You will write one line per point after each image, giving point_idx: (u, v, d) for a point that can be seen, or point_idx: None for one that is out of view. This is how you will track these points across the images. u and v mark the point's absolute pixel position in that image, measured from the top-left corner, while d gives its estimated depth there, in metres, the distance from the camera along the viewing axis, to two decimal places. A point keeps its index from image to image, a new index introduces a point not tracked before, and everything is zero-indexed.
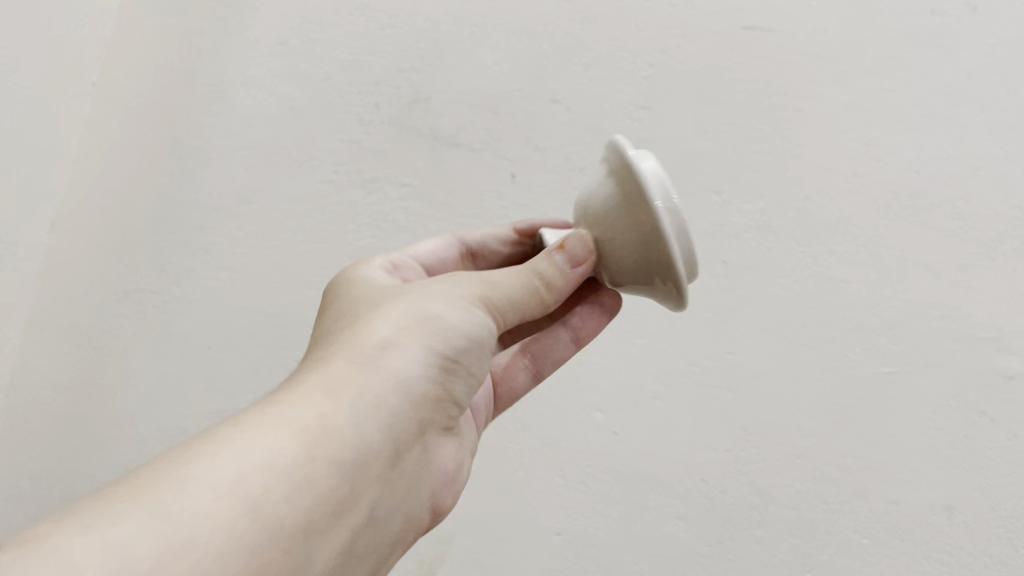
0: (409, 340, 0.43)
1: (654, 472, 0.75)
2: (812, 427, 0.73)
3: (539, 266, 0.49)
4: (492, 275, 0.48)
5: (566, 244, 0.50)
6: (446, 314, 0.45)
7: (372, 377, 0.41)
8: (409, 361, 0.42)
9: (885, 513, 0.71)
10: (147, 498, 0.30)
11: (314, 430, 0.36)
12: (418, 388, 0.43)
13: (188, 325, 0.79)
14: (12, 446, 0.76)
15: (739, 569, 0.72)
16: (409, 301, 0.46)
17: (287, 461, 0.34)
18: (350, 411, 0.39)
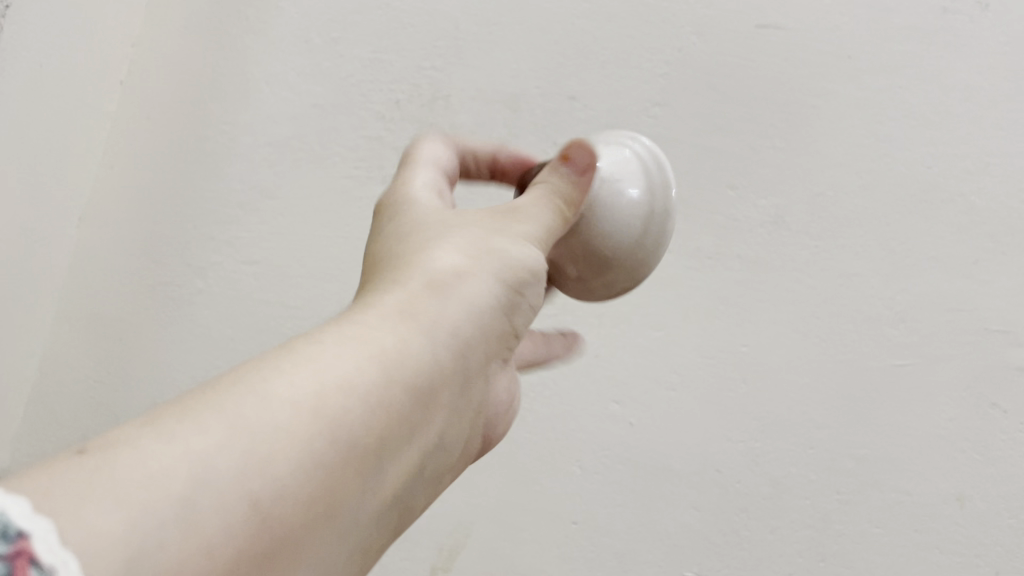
0: (480, 266, 0.38)
1: (670, 462, 0.75)
2: (826, 420, 0.73)
3: (558, 185, 0.45)
4: (518, 202, 0.44)
5: (573, 155, 0.46)
6: (513, 246, 0.40)
7: (443, 305, 0.36)
8: (483, 289, 0.38)
9: (897, 503, 0.71)
10: (173, 435, 0.26)
11: (378, 359, 0.32)
12: (489, 321, 0.38)
13: (212, 317, 0.82)
14: (44, 431, 0.83)
15: (752, 558, 0.73)
16: (471, 229, 0.41)
17: (344, 394, 0.30)
18: (415, 339, 0.34)
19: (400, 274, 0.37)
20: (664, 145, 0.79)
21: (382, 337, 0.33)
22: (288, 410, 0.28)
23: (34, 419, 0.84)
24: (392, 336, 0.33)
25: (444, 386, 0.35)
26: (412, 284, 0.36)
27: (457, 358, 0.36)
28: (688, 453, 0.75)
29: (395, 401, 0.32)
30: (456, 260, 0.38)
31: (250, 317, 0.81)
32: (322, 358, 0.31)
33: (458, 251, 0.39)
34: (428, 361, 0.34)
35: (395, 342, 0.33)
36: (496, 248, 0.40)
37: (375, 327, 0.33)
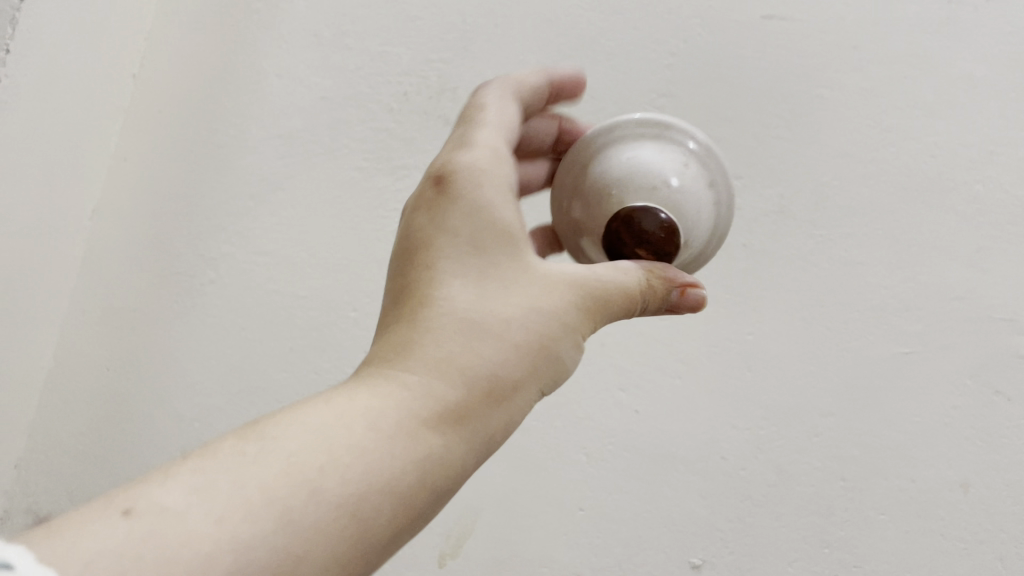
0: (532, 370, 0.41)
1: (676, 449, 0.76)
2: (830, 407, 0.74)
3: (653, 297, 0.46)
4: (612, 283, 0.44)
5: (688, 293, 0.47)
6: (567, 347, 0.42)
7: (486, 406, 0.40)
8: (523, 394, 0.41)
9: (902, 490, 0.72)
10: (242, 538, 0.31)
11: (419, 469, 0.37)
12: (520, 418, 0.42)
13: (224, 306, 0.83)
14: (58, 419, 0.84)
15: (758, 545, 0.73)
16: (546, 296, 0.42)
17: (382, 507, 0.35)
18: (454, 444, 0.38)
19: (462, 359, 0.39)
20: None
21: (426, 447, 0.37)
22: (333, 533, 0.33)
23: (48, 410, 0.84)
24: (434, 457, 0.37)
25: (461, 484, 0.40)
26: (470, 381, 0.39)
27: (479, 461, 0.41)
28: (694, 441, 0.76)
29: (418, 517, 0.37)
30: (516, 359, 0.40)
31: (261, 307, 0.82)
32: (373, 481, 0.35)
33: (522, 350, 0.40)
34: (456, 473, 0.39)
35: (434, 460, 0.37)
36: (553, 351, 0.42)
37: (422, 439, 0.37)
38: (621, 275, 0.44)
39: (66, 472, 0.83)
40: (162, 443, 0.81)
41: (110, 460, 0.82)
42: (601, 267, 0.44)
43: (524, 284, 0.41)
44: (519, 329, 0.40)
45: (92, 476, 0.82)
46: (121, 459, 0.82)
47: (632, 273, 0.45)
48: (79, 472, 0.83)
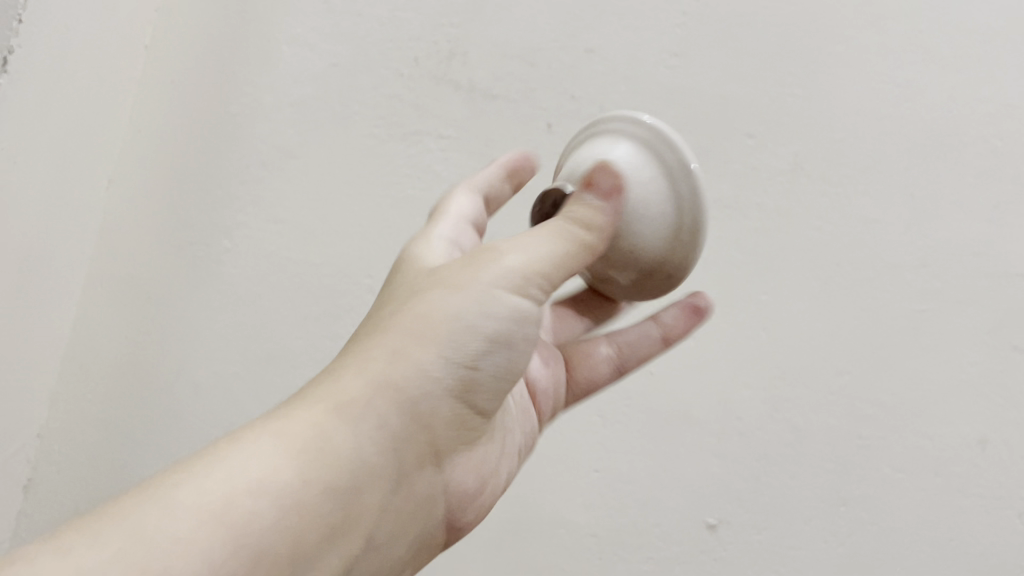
0: (427, 341, 0.38)
1: (691, 411, 0.76)
2: (847, 366, 0.73)
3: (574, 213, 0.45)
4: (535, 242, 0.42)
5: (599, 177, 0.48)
6: (473, 309, 0.39)
7: (394, 390, 0.37)
8: (422, 367, 0.38)
9: (919, 448, 0.72)
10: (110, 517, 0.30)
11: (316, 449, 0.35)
12: (428, 398, 0.38)
13: (239, 276, 0.84)
14: (79, 388, 0.85)
15: (774, 504, 0.74)
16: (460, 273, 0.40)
17: (281, 485, 0.33)
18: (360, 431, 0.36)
19: (349, 359, 0.38)
20: (683, 97, 0.79)
21: (319, 433, 0.35)
22: (197, 516, 0.31)
23: (69, 380, 0.86)
24: (316, 439, 0.35)
25: (373, 481, 0.37)
26: (358, 372, 0.37)
27: (387, 454, 0.37)
28: (710, 402, 0.76)
29: (312, 504, 0.34)
30: (408, 336, 0.38)
31: (277, 274, 0.83)
32: (245, 464, 0.33)
33: (410, 327, 0.39)
34: (349, 462, 0.35)
35: (318, 441, 0.35)
36: (450, 317, 0.39)
37: (304, 424, 0.35)
38: (542, 229, 0.42)
39: (90, 439, 0.84)
40: (185, 410, 0.83)
41: (133, 427, 0.84)
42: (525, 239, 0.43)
43: (428, 283, 0.41)
44: (426, 310, 0.39)
45: (115, 443, 0.84)
46: (145, 426, 0.84)
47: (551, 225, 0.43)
48: (103, 440, 0.84)
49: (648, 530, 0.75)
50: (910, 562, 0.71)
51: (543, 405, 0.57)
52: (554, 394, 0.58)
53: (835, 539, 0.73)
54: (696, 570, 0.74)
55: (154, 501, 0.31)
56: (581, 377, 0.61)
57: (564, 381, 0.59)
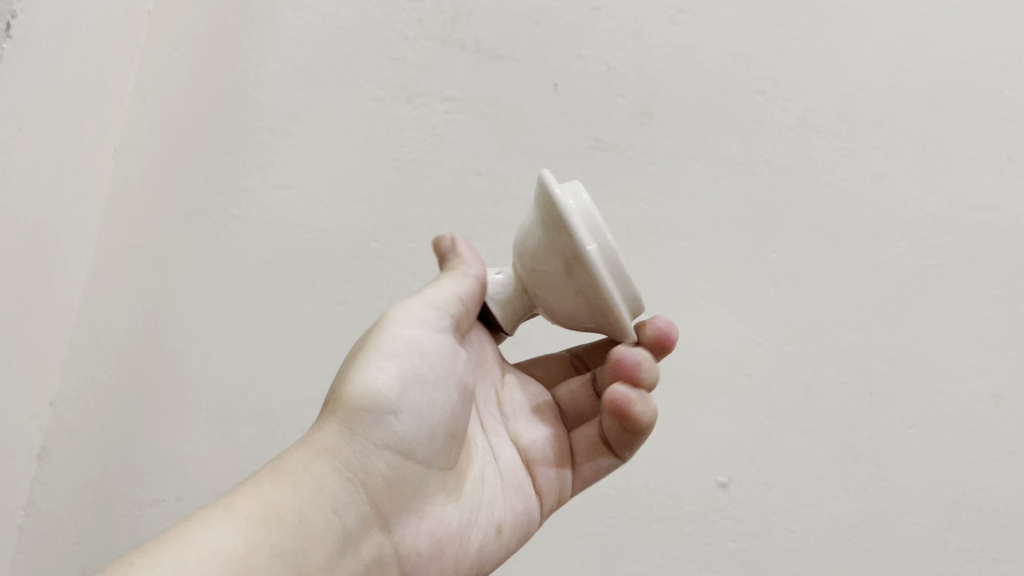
0: (346, 411, 0.50)
1: (700, 370, 0.76)
2: (857, 322, 0.73)
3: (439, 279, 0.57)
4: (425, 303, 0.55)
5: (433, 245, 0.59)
6: (382, 368, 0.51)
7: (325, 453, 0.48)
8: (348, 432, 0.49)
9: (932, 403, 0.71)
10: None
11: (260, 512, 0.44)
12: (358, 459, 0.49)
13: (247, 242, 0.84)
14: (90, 356, 0.85)
15: (785, 461, 0.74)
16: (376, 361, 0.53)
17: (228, 537, 0.42)
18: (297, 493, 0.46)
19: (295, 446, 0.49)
20: (690, 54, 0.78)
21: (260, 501, 0.45)
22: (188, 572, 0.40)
23: (80, 348, 0.86)
24: (269, 502, 0.45)
25: (321, 532, 0.46)
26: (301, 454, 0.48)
27: (330, 514, 0.47)
28: (719, 361, 0.76)
29: (270, 554, 0.43)
30: (336, 413, 0.50)
31: (284, 240, 0.83)
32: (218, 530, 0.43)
33: (336, 407, 0.50)
34: (298, 518, 0.45)
35: (271, 506, 0.45)
36: (367, 380, 0.50)
37: (262, 496, 0.45)
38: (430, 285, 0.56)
39: (100, 406, 0.85)
40: (196, 377, 0.84)
41: (144, 395, 0.84)
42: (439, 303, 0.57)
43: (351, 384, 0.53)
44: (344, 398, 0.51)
45: (126, 410, 0.84)
46: (155, 394, 0.84)
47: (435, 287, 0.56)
48: (113, 407, 0.84)
49: (658, 490, 0.76)
50: (922, 519, 0.71)
51: (544, 490, 0.58)
52: (558, 484, 0.58)
53: (846, 496, 0.72)
54: (706, 530, 0.74)
55: (151, 567, 0.40)
56: (587, 467, 0.59)
57: (568, 471, 0.59)
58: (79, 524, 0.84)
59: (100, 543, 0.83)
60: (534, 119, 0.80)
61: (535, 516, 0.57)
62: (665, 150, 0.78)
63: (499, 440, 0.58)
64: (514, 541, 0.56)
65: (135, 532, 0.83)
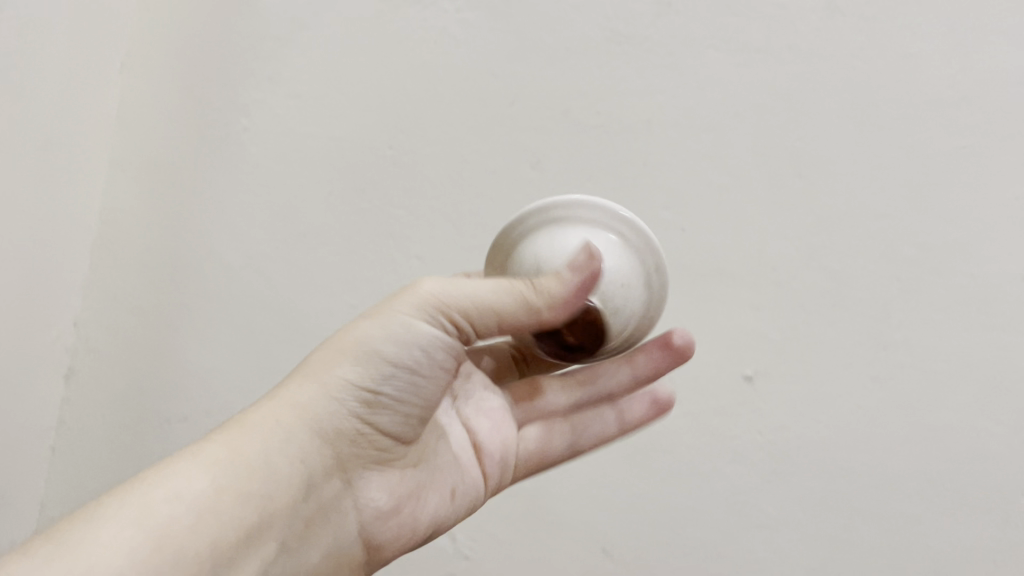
0: (330, 375, 0.50)
1: (724, 264, 0.75)
2: (885, 208, 0.72)
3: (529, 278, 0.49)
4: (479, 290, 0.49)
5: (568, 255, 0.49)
6: (374, 340, 0.51)
7: (294, 407, 0.50)
8: (330, 396, 0.50)
9: (962, 288, 0.70)
10: (81, 525, 0.42)
11: (232, 465, 0.47)
12: (334, 420, 0.50)
13: (260, 154, 0.83)
14: (112, 273, 0.87)
15: (812, 351, 0.73)
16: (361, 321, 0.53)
17: (201, 491, 0.45)
18: (266, 447, 0.48)
19: (272, 396, 0.51)
20: None
21: (234, 454, 0.47)
22: (159, 507, 0.43)
23: (103, 266, 0.87)
24: (239, 450, 0.47)
25: (284, 484, 0.48)
26: (278, 406, 0.50)
27: (299, 469, 0.49)
28: (746, 253, 0.74)
29: (242, 501, 0.46)
30: (316, 372, 0.51)
31: (298, 150, 0.83)
32: (184, 474, 0.45)
33: (322, 368, 0.51)
34: (265, 469, 0.47)
35: (244, 456, 0.47)
36: (352, 352, 0.50)
37: (232, 445, 0.47)
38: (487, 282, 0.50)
39: (125, 322, 0.86)
40: (216, 289, 0.84)
41: (165, 309, 0.85)
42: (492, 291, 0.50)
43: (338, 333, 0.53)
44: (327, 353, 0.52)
45: (150, 326, 0.86)
46: (177, 309, 0.85)
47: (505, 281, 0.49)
48: (138, 322, 0.86)
49: (683, 386, 0.77)
50: (951, 405, 0.70)
51: (488, 472, 0.59)
52: (501, 469, 0.60)
53: (874, 384, 0.72)
54: (732, 422, 0.75)
55: (124, 504, 0.43)
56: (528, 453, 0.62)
57: (510, 459, 0.60)
58: (110, 436, 0.87)
59: (132, 452, 0.87)
60: (548, 14, 0.78)
61: (480, 492, 0.59)
62: (683, 40, 0.75)
63: (449, 420, 0.58)
64: (463, 506, 0.58)
65: (167, 444, 0.86)
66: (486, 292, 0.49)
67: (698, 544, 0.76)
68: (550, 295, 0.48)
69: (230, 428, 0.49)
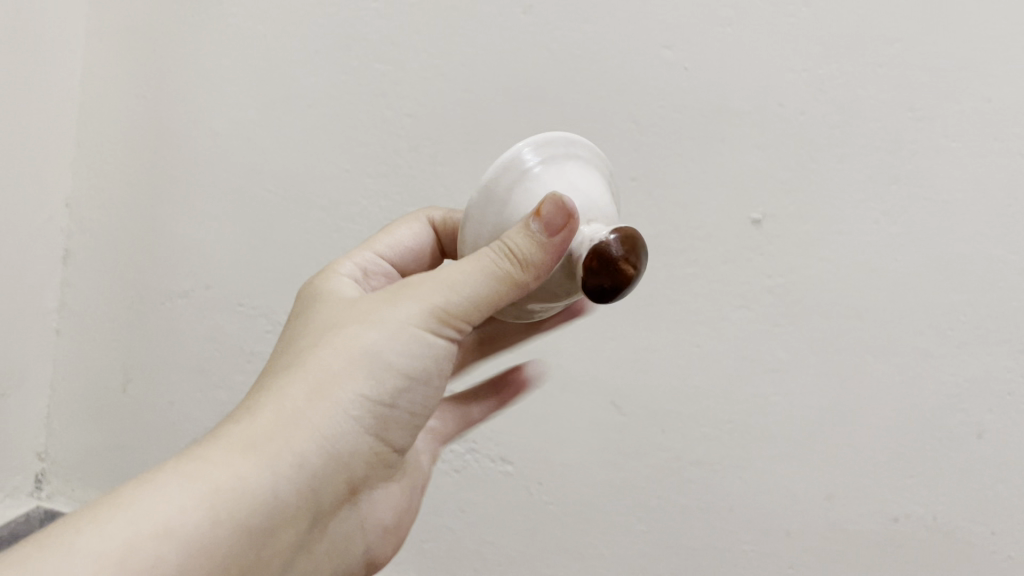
0: (345, 388, 0.44)
1: (728, 103, 0.71)
2: (897, 32, 0.66)
3: (507, 244, 0.43)
4: (460, 274, 0.44)
5: (539, 209, 0.42)
6: (391, 352, 0.44)
7: (299, 426, 0.42)
8: (342, 414, 0.44)
9: (976, 112, 0.65)
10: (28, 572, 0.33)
11: (226, 495, 0.39)
12: (342, 441, 0.44)
13: (239, 14, 0.80)
14: (99, 150, 0.86)
15: (820, 189, 0.70)
16: (363, 321, 0.45)
17: (183, 527, 0.37)
18: (267, 473, 0.40)
19: (274, 399, 0.42)
20: None
21: (227, 477, 0.39)
22: (134, 552, 0.35)
23: (87, 142, 0.86)
24: (236, 472, 0.40)
25: (283, 518, 0.42)
26: (288, 429, 0.42)
27: (301, 498, 0.43)
28: (750, 91, 0.70)
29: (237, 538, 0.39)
30: (325, 380, 0.43)
31: (276, 7, 0.79)
32: (169, 495, 0.38)
33: (327, 376, 0.43)
34: (268, 497, 0.40)
35: (239, 479, 0.39)
36: (359, 366, 0.44)
37: (233, 462, 0.40)
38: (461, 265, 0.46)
39: (117, 198, 0.86)
40: (204, 159, 0.82)
41: (156, 183, 0.84)
42: (464, 271, 0.44)
43: (339, 324, 0.46)
44: (332, 357, 0.44)
45: (142, 199, 0.85)
46: (166, 181, 0.84)
47: (475, 256, 0.44)
48: (129, 196, 0.85)
49: (689, 235, 0.74)
50: (967, 235, 0.67)
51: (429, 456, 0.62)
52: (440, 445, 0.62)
53: (886, 220, 0.69)
54: (740, 269, 0.73)
55: (84, 539, 0.35)
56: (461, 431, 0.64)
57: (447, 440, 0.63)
58: (112, 315, 0.88)
59: (136, 329, 0.87)
60: None
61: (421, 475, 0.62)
62: None
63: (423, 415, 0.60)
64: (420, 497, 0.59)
65: (169, 321, 0.86)
66: (467, 275, 0.44)
67: (705, 395, 0.76)
68: (533, 265, 0.43)
69: (221, 434, 0.41)
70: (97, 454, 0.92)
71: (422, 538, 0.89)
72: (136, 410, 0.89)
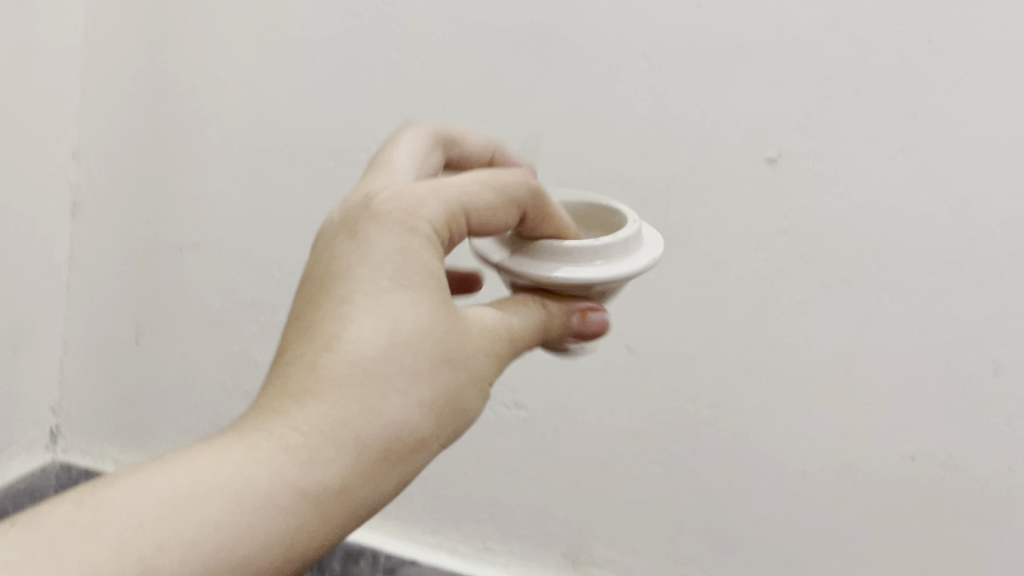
0: (435, 433, 0.40)
1: (742, 40, 0.69)
2: None
3: (549, 323, 0.48)
4: (519, 325, 0.46)
5: (591, 319, 0.49)
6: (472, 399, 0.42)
7: (390, 475, 0.38)
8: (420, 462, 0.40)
9: (995, 44, 0.63)
10: None
11: (307, 548, 0.36)
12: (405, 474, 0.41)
13: None
14: (104, 101, 0.85)
15: (836, 127, 0.69)
16: (462, 347, 0.41)
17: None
18: (345, 523, 0.37)
19: (369, 433, 0.37)
20: None
21: (314, 530, 0.35)
22: None
23: (91, 94, 0.85)
24: (323, 524, 0.36)
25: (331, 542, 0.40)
26: (357, 449, 0.37)
27: None
28: (764, 27, 0.69)
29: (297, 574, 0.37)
30: (420, 417, 0.39)
31: None
32: (258, 543, 0.34)
33: (426, 416, 0.39)
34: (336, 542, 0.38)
35: (323, 529, 0.36)
36: (451, 412, 0.40)
37: (323, 513, 0.36)
38: (519, 309, 0.46)
39: (125, 149, 0.85)
40: (210, 108, 0.81)
41: (163, 134, 0.83)
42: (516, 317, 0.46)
43: (444, 338, 0.40)
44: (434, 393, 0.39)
45: (150, 151, 0.84)
46: (173, 131, 0.83)
47: (529, 310, 0.47)
48: (137, 148, 0.85)
49: (703, 175, 0.73)
50: (985, 170, 0.66)
51: None
52: None
53: (902, 156, 0.67)
54: (755, 208, 0.72)
55: None
56: None
57: None
58: (124, 267, 0.88)
59: (148, 282, 0.87)
60: None
61: None
62: None
63: None
64: None
65: (180, 274, 0.86)
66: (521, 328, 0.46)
67: (720, 337, 0.76)
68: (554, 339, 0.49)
69: (310, 461, 0.36)
70: (114, 405, 0.92)
71: (440, 484, 0.89)
72: (150, 362, 0.89)
